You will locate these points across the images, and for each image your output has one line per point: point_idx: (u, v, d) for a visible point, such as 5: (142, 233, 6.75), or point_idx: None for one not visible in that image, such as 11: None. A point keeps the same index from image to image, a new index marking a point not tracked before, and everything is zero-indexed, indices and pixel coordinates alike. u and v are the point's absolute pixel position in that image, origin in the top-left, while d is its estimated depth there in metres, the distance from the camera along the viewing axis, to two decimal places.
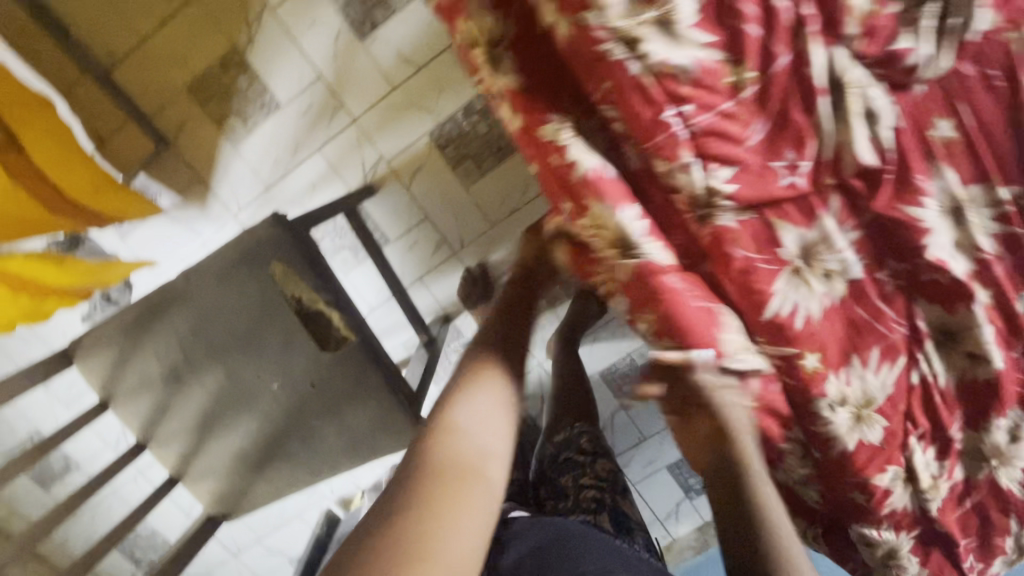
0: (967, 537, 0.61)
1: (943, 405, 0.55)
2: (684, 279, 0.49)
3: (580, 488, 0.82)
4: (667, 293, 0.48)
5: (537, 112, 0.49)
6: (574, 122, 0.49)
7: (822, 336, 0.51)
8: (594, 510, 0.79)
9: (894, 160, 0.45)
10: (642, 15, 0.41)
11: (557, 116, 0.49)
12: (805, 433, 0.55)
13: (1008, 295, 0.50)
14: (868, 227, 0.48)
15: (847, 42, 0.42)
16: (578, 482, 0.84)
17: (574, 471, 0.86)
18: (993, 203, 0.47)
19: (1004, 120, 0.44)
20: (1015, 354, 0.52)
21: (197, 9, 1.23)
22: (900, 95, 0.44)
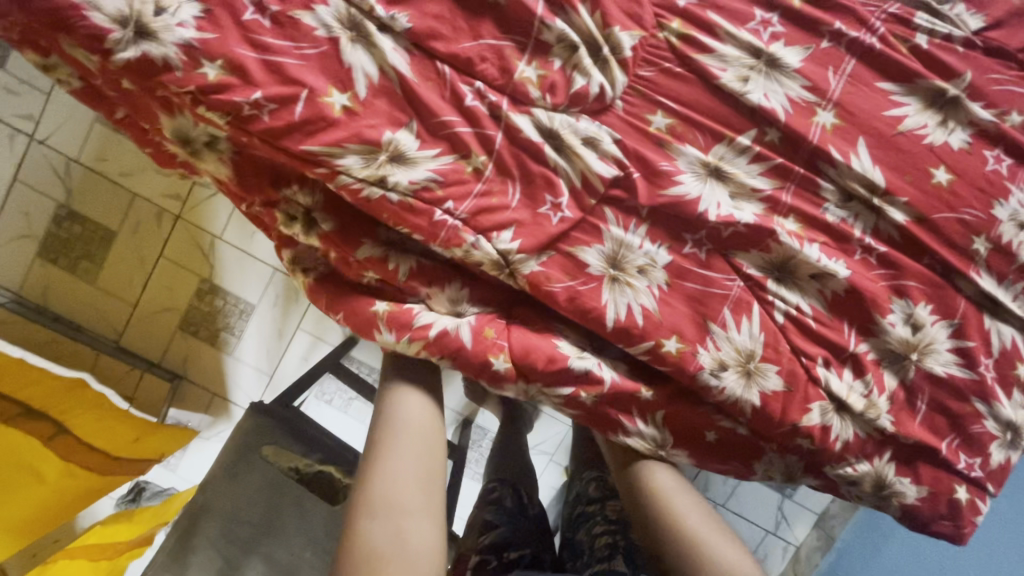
0: (946, 439, 0.58)
1: (828, 329, 0.56)
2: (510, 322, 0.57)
3: (594, 539, 0.84)
4: (504, 332, 0.56)
5: (352, 242, 0.56)
6: (380, 242, 0.56)
7: (670, 320, 0.55)
8: (608, 556, 0.79)
9: (630, 163, 0.53)
10: (377, 159, 0.52)
11: (368, 241, 0.56)
12: (713, 405, 0.57)
13: (808, 213, 0.54)
14: (650, 218, 0.54)
15: (537, 103, 0.51)
16: (591, 533, 0.85)
17: (586, 524, 0.88)
18: (742, 151, 0.53)
19: (694, 95, 0.52)
20: (855, 257, 0.55)
21: (165, 264, 1.47)
22: (605, 117, 0.53)
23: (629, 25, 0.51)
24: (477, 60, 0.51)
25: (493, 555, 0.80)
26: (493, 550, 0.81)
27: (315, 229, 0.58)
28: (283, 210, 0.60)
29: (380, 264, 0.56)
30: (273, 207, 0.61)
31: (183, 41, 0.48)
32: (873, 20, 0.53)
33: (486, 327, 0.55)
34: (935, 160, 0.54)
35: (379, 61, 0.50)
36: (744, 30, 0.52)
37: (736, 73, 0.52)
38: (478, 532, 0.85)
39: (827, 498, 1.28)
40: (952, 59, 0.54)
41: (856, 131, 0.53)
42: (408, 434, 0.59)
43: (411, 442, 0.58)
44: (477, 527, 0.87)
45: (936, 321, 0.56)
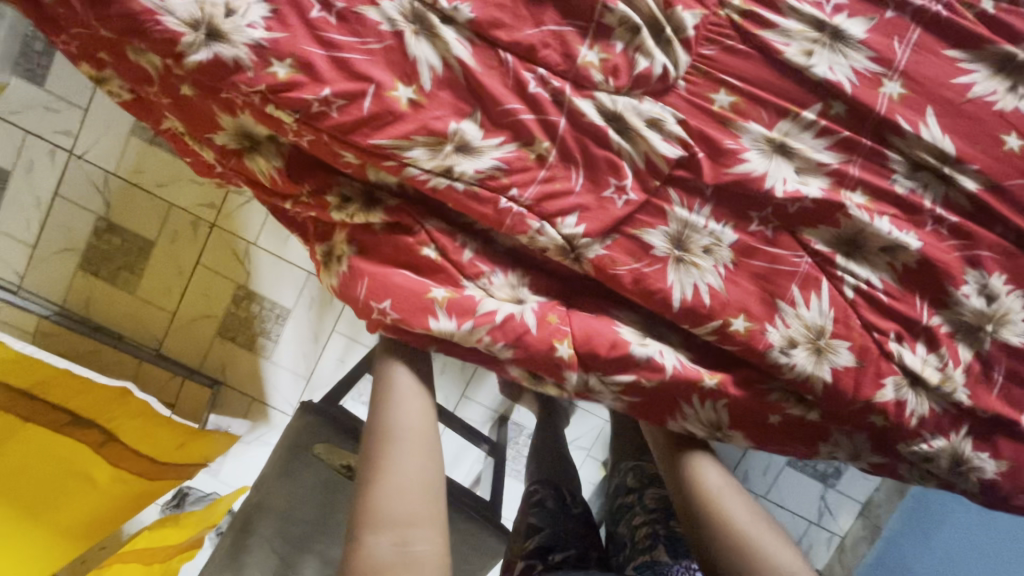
0: None
1: (899, 303, 0.55)
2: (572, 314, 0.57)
3: (635, 530, 0.84)
4: (568, 320, 0.56)
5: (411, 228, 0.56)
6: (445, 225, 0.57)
7: (737, 299, 0.55)
8: (649, 546, 0.80)
9: (695, 143, 0.53)
10: (442, 149, 0.52)
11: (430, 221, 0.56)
12: (784, 383, 0.57)
13: (876, 185, 0.54)
14: (715, 197, 0.54)
15: (600, 87, 0.52)
16: (631, 525, 0.86)
17: (626, 516, 0.88)
18: (808, 125, 0.53)
19: (757, 71, 0.52)
20: (926, 229, 0.54)
21: (202, 272, 1.49)
22: (668, 97, 0.52)
23: (691, 5, 0.51)
24: (540, 47, 0.51)
25: (539, 557, 0.81)
26: (538, 553, 0.82)
27: (379, 206, 0.57)
28: (336, 193, 0.59)
29: (446, 242, 0.56)
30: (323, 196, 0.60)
31: (254, 41, 0.50)
32: None
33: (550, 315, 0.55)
34: (1007, 127, 0.53)
35: (443, 52, 0.51)
36: (806, 4, 0.52)
37: (799, 47, 0.52)
38: (524, 536, 0.86)
39: (872, 486, 1.26)
40: (1021, 23, 0.52)
41: (924, 99, 0.52)
42: (406, 436, 0.60)
43: (410, 445, 0.59)
44: (522, 530, 0.87)
45: (1011, 291, 0.55)
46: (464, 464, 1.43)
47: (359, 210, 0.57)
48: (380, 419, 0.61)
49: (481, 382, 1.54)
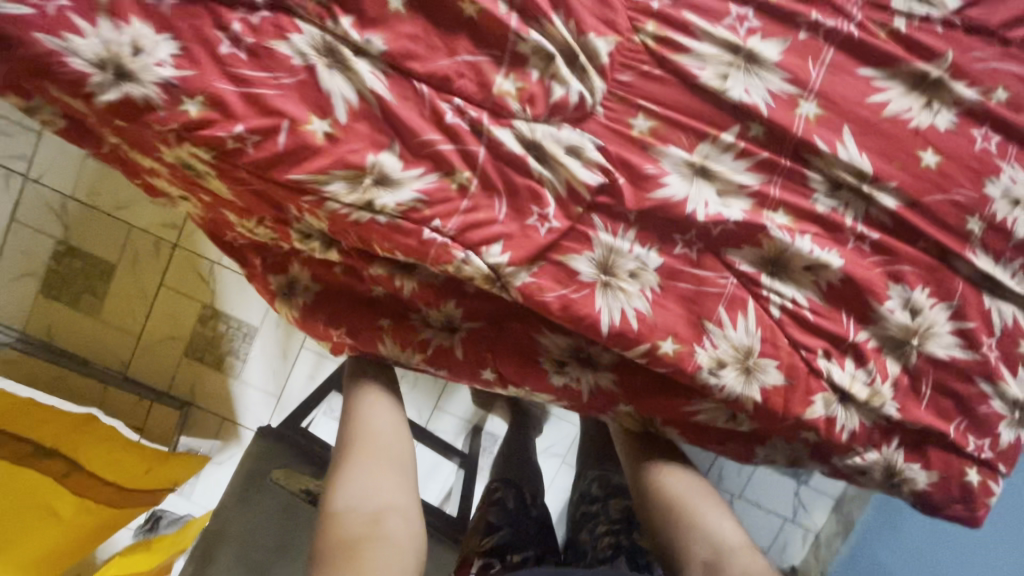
0: (953, 421, 0.58)
1: (825, 320, 0.56)
2: (498, 343, 0.61)
3: (597, 539, 0.84)
4: (493, 347, 0.61)
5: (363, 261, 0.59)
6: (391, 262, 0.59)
7: (665, 322, 0.54)
8: (611, 556, 0.80)
9: (616, 168, 0.53)
10: (362, 183, 0.52)
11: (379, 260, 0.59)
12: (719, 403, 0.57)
13: (797, 205, 0.54)
14: (639, 222, 0.54)
15: (518, 116, 0.51)
16: (595, 533, 0.86)
17: (590, 524, 0.88)
18: (727, 148, 0.53)
19: (674, 96, 0.52)
20: (848, 246, 0.55)
21: (166, 293, 1.47)
22: (587, 124, 0.52)
23: (605, 32, 0.51)
24: (455, 77, 0.51)
25: (496, 556, 0.81)
26: (496, 553, 0.81)
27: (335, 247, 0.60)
28: (296, 228, 0.60)
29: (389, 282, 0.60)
30: (284, 225, 0.60)
31: (162, 80, 0.49)
32: (851, 7, 0.53)
33: (476, 345, 0.61)
34: (921, 144, 0.54)
35: (357, 85, 0.50)
36: (720, 28, 0.52)
37: (715, 71, 0.52)
38: (481, 535, 0.85)
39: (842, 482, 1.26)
40: (931, 41, 0.53)
41: (840, 119, 0.53)
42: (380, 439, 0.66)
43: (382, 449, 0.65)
44: (480, 528, 0.87)
45: (934, 304, 0.56)
46: (438, 479, 1.43)
47: (321, 246, 0.60)
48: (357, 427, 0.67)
49: (454, 393, 1.54)
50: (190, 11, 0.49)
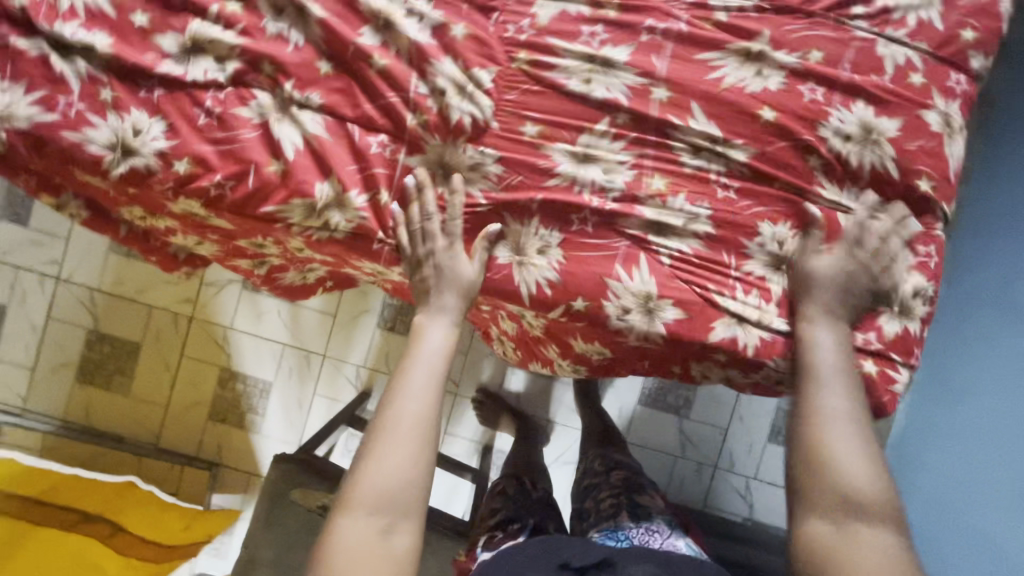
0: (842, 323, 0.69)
1: (707, 259, 0.70)
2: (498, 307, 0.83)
3: (600, 502, 0.92)
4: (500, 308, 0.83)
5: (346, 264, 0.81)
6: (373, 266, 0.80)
7: (575, 284, 0.70)
8: (615, 512, 0.87)
9: (511, 168, 0.68)
10: (317, 207, 0.67)
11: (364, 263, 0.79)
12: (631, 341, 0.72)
13: (668, 169, 0.68)
14: (541, 207, 0.69)
15: (430, 137, 0.67)
16: (597, 499, 0.93)
17: (593, 493, 0.95)
18: (603, 133, 0.67)
19: (551, 101, 0.67)
20: (717, 198, 0.69)
21: (187, 362, 1.62)
22: (486, 135, 0.67)
23: (487, 65, 0.66)
24: (378, 117, 0.67)
25: (500, 529, 0.88)
26: (501, 525, 0.89)
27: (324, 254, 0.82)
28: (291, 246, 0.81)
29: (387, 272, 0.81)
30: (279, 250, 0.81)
31: (159, 151, 0.65)
32: (678, 10, 0.67)
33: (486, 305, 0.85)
34: (760, 103, 0.67)
35: (303, 130, 0.66)
36: (578, 44, 0.67)
37: (579, 77, 0.67)
38: (486, 515, 0.93)
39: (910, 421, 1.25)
40: (748, 24, 0.67)
41: (688, 96, 0.67)
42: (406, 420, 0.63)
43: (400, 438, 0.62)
44: (485, 513, 0.94)
45: (793, 234, 0.70)
46: (460, 499, 1.52)
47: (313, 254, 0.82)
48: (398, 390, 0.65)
49: (460, 416, 1.61)
50: (174, 97, 0.66)
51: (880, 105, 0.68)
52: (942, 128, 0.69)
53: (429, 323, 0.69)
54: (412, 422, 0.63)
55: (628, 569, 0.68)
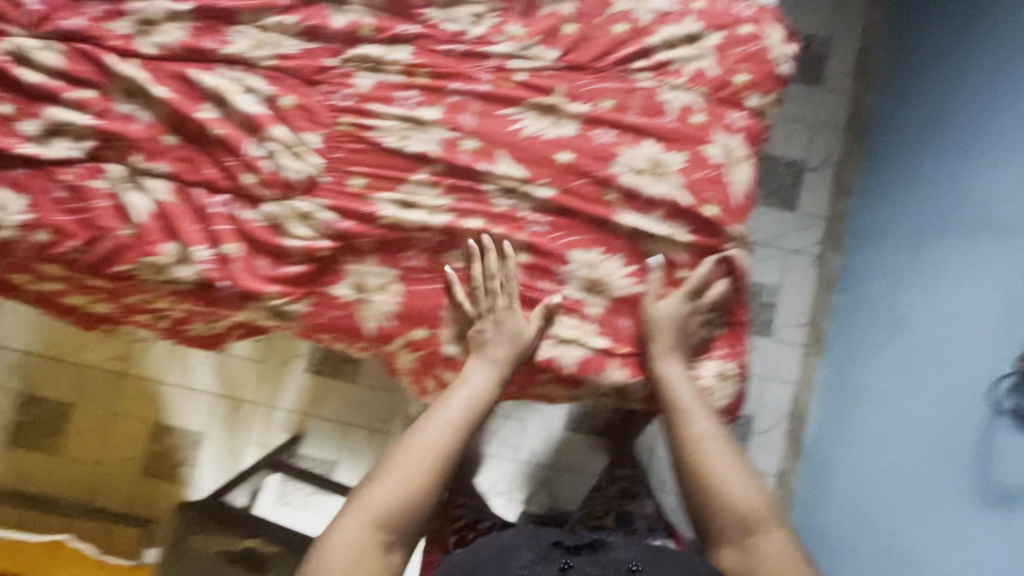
0: None
1: (528, 287, 0.77)
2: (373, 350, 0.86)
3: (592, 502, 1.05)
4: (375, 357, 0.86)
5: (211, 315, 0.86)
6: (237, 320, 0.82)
7: (411, 315, 0.76)
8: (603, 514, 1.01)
9: (342, 217, 0.76)
10: (163, 264, 0.74)
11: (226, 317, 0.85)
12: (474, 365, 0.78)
13: (483, 209, 0.76)
14: (373, 249, 0.76)
15: (266, 195, 0.75)
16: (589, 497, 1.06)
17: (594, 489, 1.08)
18: (423, 181, 0.76)
19: (374, 157, 0.76)
20: (531, 230, 0.77)
21: (121, 419, 1.64)
22: (318, 190, 0.76)
23: (314, 129, 0.75)
24: (219, 180, 0.75)
25: (468, 529, 0.95)
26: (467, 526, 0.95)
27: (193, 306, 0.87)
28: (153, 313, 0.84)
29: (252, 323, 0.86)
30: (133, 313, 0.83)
31: (17, 224, 0.72)
32: (480, 74, 0.78)
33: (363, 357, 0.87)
34: (556, 148, 0.77)
35: (151, 197, 0.74)
36: (394, 105, 0.76)
37: (397, 135, 0.76)
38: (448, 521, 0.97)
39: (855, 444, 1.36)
40: (544, 81, 0.78)
41: (492, 145, 0.76)
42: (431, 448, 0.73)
43: (417, 461, 0.72)
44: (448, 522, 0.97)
45: (608, 257, 0.77)
46: None
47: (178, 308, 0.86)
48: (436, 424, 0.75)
49: None
50: (32, 174, 0.73)
51: (665, 142, 0.78)
52: (724, 159, 0.80)
53: (473, 368, 0.76)
54: (432, 447, 0.73)
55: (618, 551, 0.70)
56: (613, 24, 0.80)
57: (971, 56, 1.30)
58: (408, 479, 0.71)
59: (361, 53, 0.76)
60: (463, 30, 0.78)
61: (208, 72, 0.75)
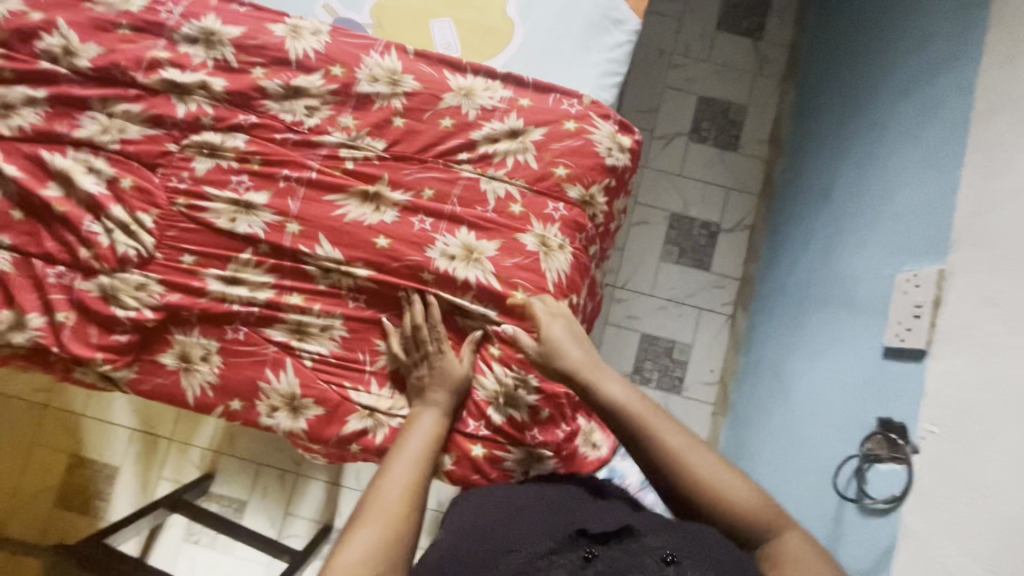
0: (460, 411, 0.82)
1: (344, 360, 0.80)
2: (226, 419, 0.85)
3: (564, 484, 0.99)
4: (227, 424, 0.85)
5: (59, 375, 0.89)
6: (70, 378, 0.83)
7: (230, 386, 0.80)
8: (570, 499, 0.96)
9: (170, 290, 0.80)
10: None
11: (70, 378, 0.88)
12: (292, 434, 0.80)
13: (303, 287, 0.81)
14: (198, 320, 0.80)
15: (99, 268, 0.80)
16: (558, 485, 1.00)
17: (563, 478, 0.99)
18: (248, 260, 0.81)
19: (204, 236, 0.81)
20: (349, 306, 0.81)
21: (37, 451, 1.59)
22: (149, 264, 0.81)
23: (151, 209, 0.81)
24: (58, 253, 0.81)
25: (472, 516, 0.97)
26: None
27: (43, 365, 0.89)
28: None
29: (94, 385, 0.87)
30: None
31: None
32: (311, 162, 0.84)
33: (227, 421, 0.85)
34: (375, 234, 0.82)
35: None
36: (227, 190, 0.82)
37: (227, 216, 0.81)
38: None
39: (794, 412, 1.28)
40: (370, 170, 0.84)
41: (316, 229, 0.81)
42: (391, 495, 0.67)
43: (377, 508, 0.65)
44: None
45: None
46: None
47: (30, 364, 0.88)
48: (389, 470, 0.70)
49: (303, 495, 1.54)
50: None
51: (480, 231, 0.84)
52: (539, 247, 0.85)
53: (422, 412, 0.77)
54: (399, 492, 0.67)
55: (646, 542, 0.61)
56: (441, 117, 0.86)
57: (874, 63, 1.35)
58: (370, 529, 0.62)
59: (200, 141, 0.83)
60: (299, 121, 0.85)
61: (58, 154, 0.82)
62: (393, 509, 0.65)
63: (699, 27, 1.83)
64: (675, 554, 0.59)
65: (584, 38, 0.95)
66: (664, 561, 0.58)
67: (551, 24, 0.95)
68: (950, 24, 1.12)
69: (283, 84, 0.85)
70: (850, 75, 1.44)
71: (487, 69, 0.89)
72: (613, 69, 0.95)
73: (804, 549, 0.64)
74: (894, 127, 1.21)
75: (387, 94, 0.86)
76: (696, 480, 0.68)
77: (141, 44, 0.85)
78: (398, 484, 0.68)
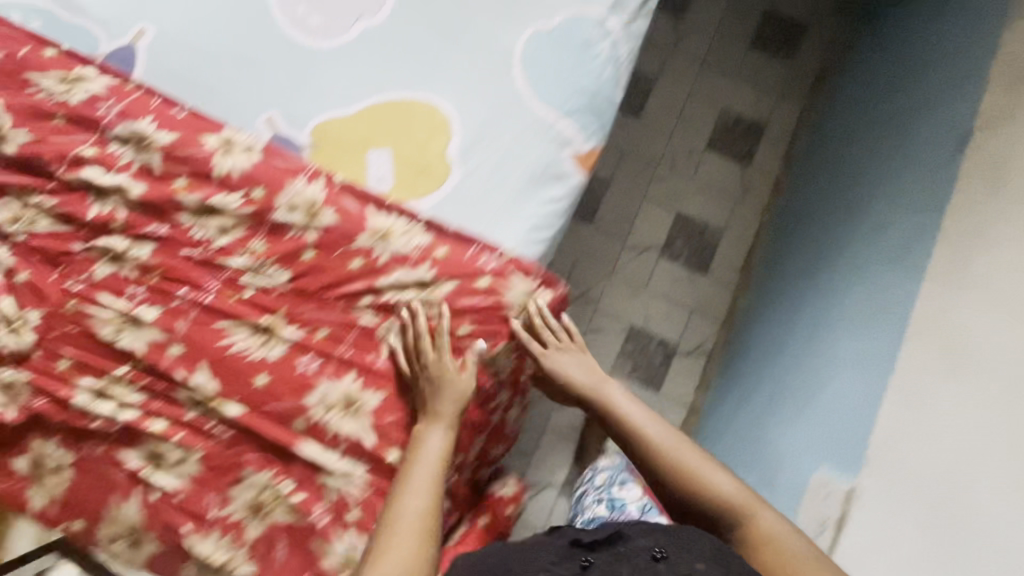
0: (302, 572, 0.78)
1: (191, 501, 0.78)
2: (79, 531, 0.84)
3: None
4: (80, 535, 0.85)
5: None
6: None
7: (77, 504, 0.78)
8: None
9: (39, 395, 0.79)
10: None
11: None
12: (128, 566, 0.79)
13: (171, 413, 0.79)
14: (60, 430, 0.79)
15: None
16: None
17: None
18: (122, 376, 0.79)
19: (84, 343, 0.80)
20: (211, 442, 0.79)
21: None
22: (26, 363, 0.80)
23: (39, 306, 0.81)
24: None
25: None
26: None
27: None
28: None
29: None
30: None
31: None
32: (210, 283, 0.82)
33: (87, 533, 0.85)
34: (255, 370, 0.80)
35: None
36: (120, 298, 0.81)
37: (112, 327, 0.80)
38: None
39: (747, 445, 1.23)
40: (268, 300, 0.82)
41: (196, 356, 0.80)
42: (404, 526, 0.70)
43: (397, 532, 0.69)
44: None
45: (279, 480, 0.78)
46: None
47: None
48: (390, 509, 0.72)
49: None
50: None
51: (367, 379, 0.81)
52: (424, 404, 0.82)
53: (428, 434, 0.79)
54: (416, 513, 0.71)
55: (636, 541, 0.69)
56: (351, 257, 0.85)
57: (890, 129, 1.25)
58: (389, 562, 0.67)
59: (104, 245, 0.82)
60: (208, 239, 0.84)
61: None
62: (405, 542, 0.69)
63: (688, 144, 1.83)
64: (664, 551, 0.65)
65: (519, 189, 0.94)
66: (653, 558, 0.65)
67: (488, 171, 0.94)
68: (946, 145, 1.04)
69: (200, 199, 0.84)
70: (833, 197, 1.38)
71: (410, 211, 0.88)
72: (540, 227, 0.93)
73: (778, 530, 0.71)
74: (864, 272, 1.14)
75: (303, 225, 0.85)
76: (672, 469, 0.79)
77: (71, 137, 0.86)
78: (411, 509, 0.72)
